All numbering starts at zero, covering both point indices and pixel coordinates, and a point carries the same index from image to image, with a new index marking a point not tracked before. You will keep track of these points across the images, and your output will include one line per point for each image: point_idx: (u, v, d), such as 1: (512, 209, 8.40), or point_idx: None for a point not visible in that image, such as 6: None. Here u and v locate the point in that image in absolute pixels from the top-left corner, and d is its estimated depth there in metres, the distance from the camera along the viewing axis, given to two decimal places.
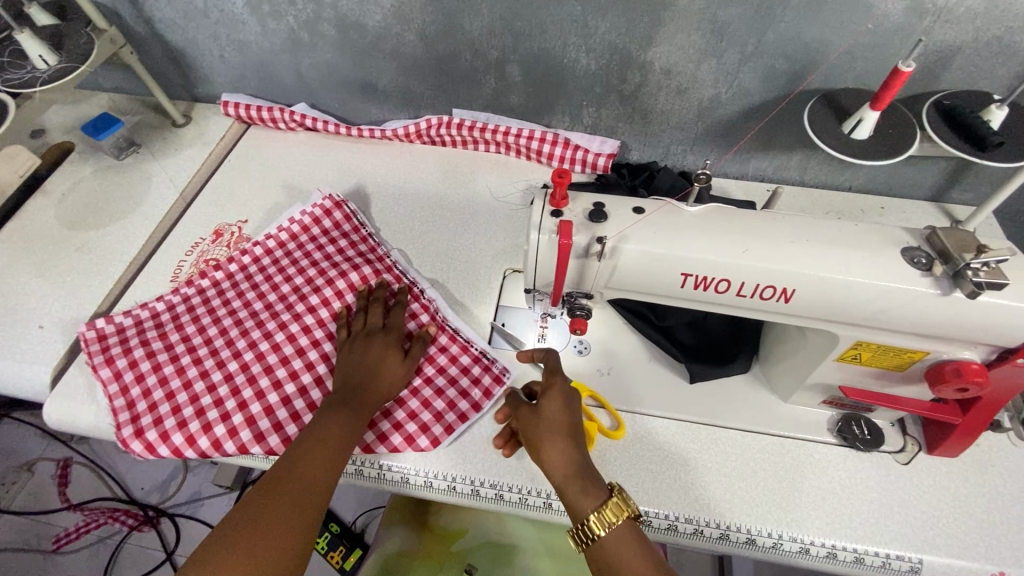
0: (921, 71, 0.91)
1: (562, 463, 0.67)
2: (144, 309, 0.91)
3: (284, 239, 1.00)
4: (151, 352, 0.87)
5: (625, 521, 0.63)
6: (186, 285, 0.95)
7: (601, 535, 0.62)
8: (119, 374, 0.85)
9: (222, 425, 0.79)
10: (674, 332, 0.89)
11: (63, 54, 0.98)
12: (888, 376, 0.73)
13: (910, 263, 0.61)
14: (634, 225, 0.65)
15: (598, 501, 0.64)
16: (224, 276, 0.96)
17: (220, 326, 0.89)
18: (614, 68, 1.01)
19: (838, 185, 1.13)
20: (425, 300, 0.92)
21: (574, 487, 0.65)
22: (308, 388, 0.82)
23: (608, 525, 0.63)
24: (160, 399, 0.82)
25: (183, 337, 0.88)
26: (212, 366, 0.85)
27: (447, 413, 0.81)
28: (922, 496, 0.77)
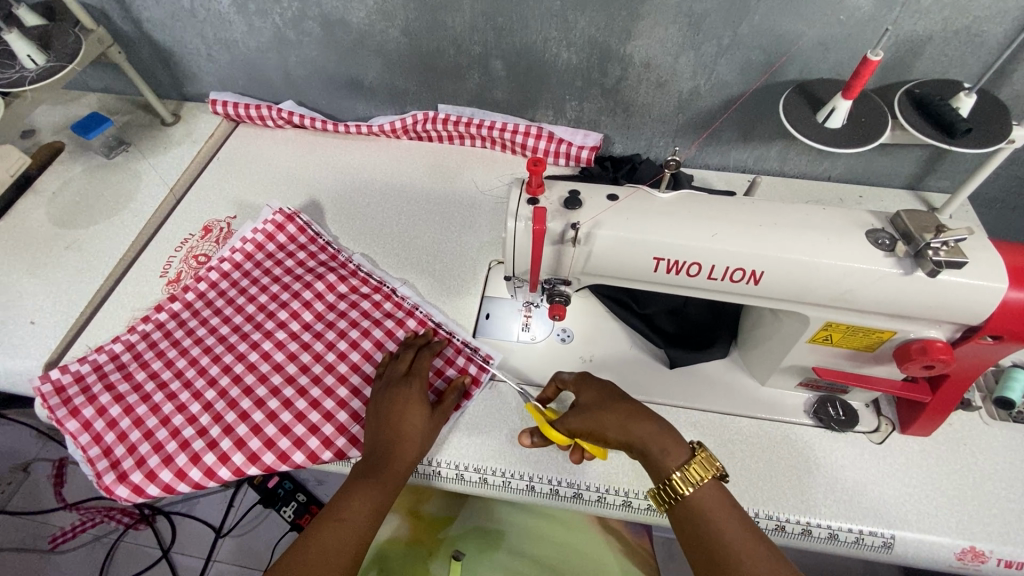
0: (893, 61, 0.93)
1: (637, 422, 0.67)
2: (104, 352, 0.89)
3: (241, 258, 1.01)
4: (118, 393, 0.85)
5: (712, 480, 0.63)
6: (144, 322, 0.93)
7: (686, 493, 0.62)
8: (87, 424, 0.82)
9: (212, 453, 0.78)
10: (654, 319, 0.91)
11: (51, 53, 1.00)
12: (859, 357, 0.75)
13: (874, 244, 0.63)
14: (607, 211, 0.66)
15: (683, 459, 0.64)
16: (183, 306, 0.95)
17: (189, 354, 0.89)
18: (595, 62, 1.03)
19: (817, 175, 1.15)
20: (396, 298, 0.94)
21: (659, 440, 0.66)
22: (292, 400, 0.83)
23: (693, 483, 0.62)
24: (139, 439, 0.80)
25: (151, 371, 0.87)
26: (186, 398, 0.84)
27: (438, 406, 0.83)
28: (895, 474, 0.79)
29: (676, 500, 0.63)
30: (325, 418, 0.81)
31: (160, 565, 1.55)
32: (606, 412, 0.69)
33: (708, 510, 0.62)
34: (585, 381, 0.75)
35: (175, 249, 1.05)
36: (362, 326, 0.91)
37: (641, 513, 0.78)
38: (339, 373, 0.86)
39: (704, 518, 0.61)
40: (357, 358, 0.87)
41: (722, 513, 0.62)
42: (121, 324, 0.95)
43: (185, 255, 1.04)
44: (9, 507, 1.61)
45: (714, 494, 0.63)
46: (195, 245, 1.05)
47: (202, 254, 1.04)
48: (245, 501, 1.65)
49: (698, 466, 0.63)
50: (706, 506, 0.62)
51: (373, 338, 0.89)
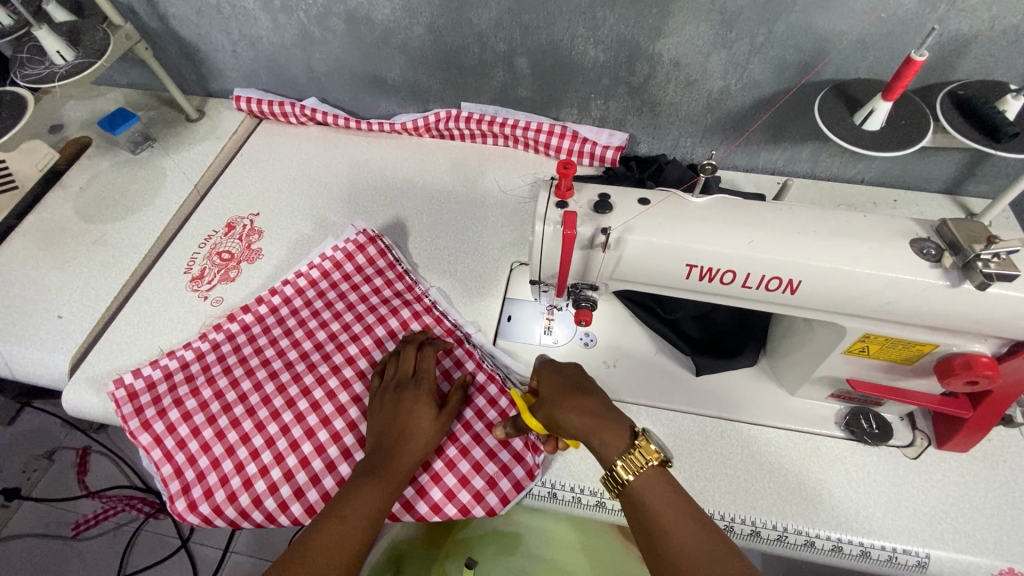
0: (936, 61, 0.90)
1: (582, 416, 0.65)
2: (175, 359, 0.89)
3: (315, 277, 0.97)
4: (186, 409, 0.84)
5: (655, 466, 0.62)
6: (215, 331, 0.92)
7: (629, 480, 0.62)
8: (158, 439, 0.82)
9: (272, 498, 0.77)
10: (680, 325, 0.89)
11: (80, 49, 1.00)
12: (897, 369, 0.73)
13: (919, 254, 0.61)
14: (639, 216, 0.65)
15: (624, 446, 0.63)
16: (254, 321, 0.93)
17: (256, 376, 0.86)
18: (623, 60, 1.01)
19: (850, 178, 1.12)
20: (467, 344, 0.89)
21: (600, 432, 0.64)
22: (352, 450, 0.80)
23: (635, 470, 0.62)
24: (207, 468, 0.79)
25: (218, 390, 0.85)
26: (249, 427, 0.82)
27: (501, 479, 0.77)
28: (931, 491, 0.76)
29: (621, 489, 0.62)
30: None
31: (179, 555, 1.58)
32: (557, 407, 0.66)
33: (649, 499, 0.60)
34: (543, 369, 0.72)
35: (234, 264, 1.02)
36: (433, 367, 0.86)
37: None
38: None
39: (648, 509, 0.60)
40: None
41: (665, 503, 0.60)
42: (147, 320, 0.95)
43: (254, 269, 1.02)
44: (34, 493, 1.65)
45: (657, 479, 0.62)
46: (239, 251, 1.04)
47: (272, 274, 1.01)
48: None
49: (638, 453, 0.62)
50: (649, 495, 0.61)
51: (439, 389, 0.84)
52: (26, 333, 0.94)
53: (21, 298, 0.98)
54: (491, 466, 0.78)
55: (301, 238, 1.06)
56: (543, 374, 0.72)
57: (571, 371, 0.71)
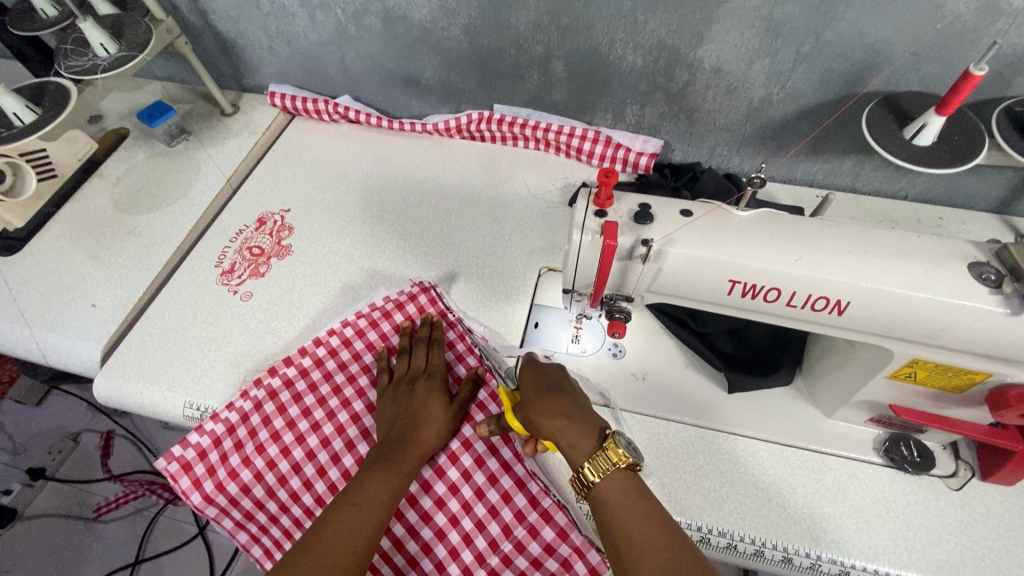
0: (992, 76, 0.86)
1: (551, 418, 0.67)
2: (220, 422, 0.81)
3: (363, 327, 0.91)
4: (236, 466, 0.79)
5: (619, 470, 0.62)
6: (255, 388, 0.83)
7: (595, 483, 0.63)
8: (211, 497, 0.78)
9: None
10: (713, 340, 0.86)
11: (122, 42, 1.01)
12: (943, 397, 0.70)
13: (977, 279, 0.58)
14: (681, 228, 0.63)
15: (591, 449, 0.64)
16: (298, 375, 0.85)
17: (308, 443, 0.81)
18: (662, 65, 0.99)
19: (893, 193, 1.08)
20: None
21: (568, 434, 0.66)
22: (418, 528, 0.76)
23: (602, 474, 0.62)
24: (280, 538, 0.77)
25: (265, 451, 0.80)
26: (302, 492, 0.78)
27: (575, 562, 0.72)
28: (974, 526, 0.72)
29: (587, 489, 0.63)
30: (453, 555, 0.74)
31: (196, 542, 1.60)
32: (528, 408, 0.69)
33: (612, 499, 0.62)
34: (524, 373, 0.75)
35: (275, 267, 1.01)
36: (480, 422, 0.82)
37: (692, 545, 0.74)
38: (463, 499, 0.77)
39: (609, 509, 0.62)
40: (482, 481, 0.78)
41: (625, 502, 0.61)
42: (178, 311, 0.96)
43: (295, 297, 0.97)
44: (58, 475, 1.68)
45: (621, 481, 0.63)
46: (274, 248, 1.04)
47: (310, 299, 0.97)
48: None
49: (605, 456, 0.63)
50: (611, 495, 0.62)
51: (502, 460, 0.79)
52: (61, 320, 0.96)
53: (57, 285, 1.00)
54: (564, 547, 0.73)
55: (330, 238, 1.06)
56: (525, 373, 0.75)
57: (553, 376, 0.74)
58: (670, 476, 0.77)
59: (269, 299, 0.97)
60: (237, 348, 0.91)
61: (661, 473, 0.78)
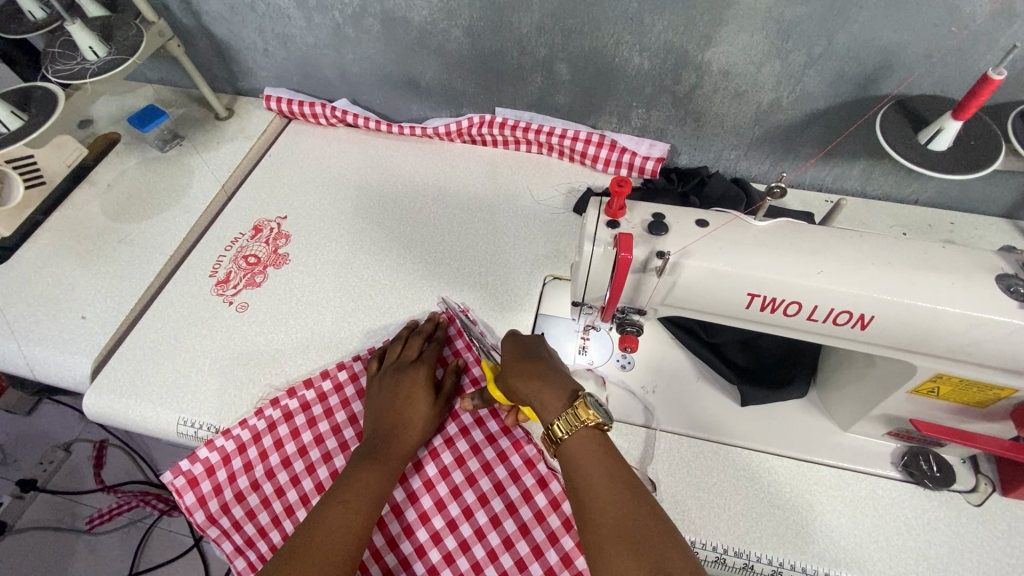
0: (1008, 79, 0.84)
1: (523, 379, 0.67)
2: (231, 439, 0.78)
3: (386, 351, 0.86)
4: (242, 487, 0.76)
5: (588, 428, 0.62)
6: (271, 405, 0.80)
7: (563, 439, 0.62)
8: (213, 517, 0.75)
9: None
10: (725, 351, 0.84)
11: (113, 45, 0.98)
12: (966, 411, 0.68)
13: (1006, 292, 0.56)
14: (697, 240, 0.60)
15: (562, 408, 0.64)
16: (315, 397, 0.82)
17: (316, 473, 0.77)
18: (669, 68, 0.96)
19: (903, 198, 1.06)
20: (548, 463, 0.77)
21: (541, 394, 0.65)
22: None
23: (570, 430, 0.62)
24: None
25: (273, 476, 0.76)
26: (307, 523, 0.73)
27: None
28: (997, 543, 0.70)
29: (556, 446, 0.63)
30: None
31: (191, 555, 1.56)
32: (506, 371, 0.70)
33: (577, 455, 0.61)
34: (508, 340, 0.75)
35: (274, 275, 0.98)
36: (500, 468, 0.76)
37: (708, 565, 0.72)
38: (474, 557, 0.71)
39: (575, 464, 0.61)
40: (496, 543, 0.71)
41: (591, 458, 0.61)
42: (172, 323, 0.93)
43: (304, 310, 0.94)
44: (50, 485, 1.64)
45: (590, 440, 0.62)
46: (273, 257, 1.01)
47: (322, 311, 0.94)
48: None
49: (573, 414, 0.62)
50: (579, 452, 0.61)
51: (518, 518, 0.73)
52: (49, 332, 0.92)
53: (45, 296, 0.97)
54: None
55: (328, 246, 1.03)
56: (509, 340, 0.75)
57: (534, 344, 0.73)
58: (684, 494, 0.75)
59: (266, 310, 0.94)
60: (233, 363, 0.88)
61: (673, 490, 0.75)
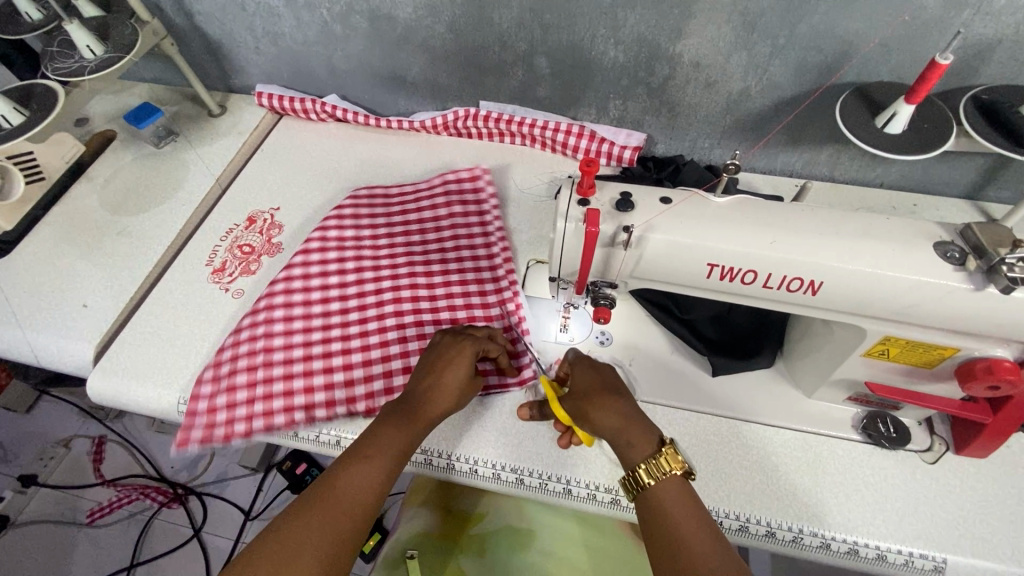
0: (959, 65, 0.89)
1: (607, 414, 0.69)
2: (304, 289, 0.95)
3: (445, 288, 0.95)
4: (252, 377, 0.86)
5: (677, 476, 0.63)
6: (344, 288, 0.96)
7: (649, 485, 0.63)
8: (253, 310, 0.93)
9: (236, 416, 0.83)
10: (697, 325, 0.89)
11: (109, 44, 1.02)
12: (916, 373, 0.73)
13: (943, 257, 0.61)
14: (660, 215, 0.65)
15: (651, 451, 0.65)
16: (368, 299, 0.94)
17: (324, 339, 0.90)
18: (643, 60, 1.01)
19: (869, 181, 1.11)
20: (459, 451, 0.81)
21: (629, 432, 0.67)
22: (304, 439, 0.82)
23: (657, 476, 0.63)
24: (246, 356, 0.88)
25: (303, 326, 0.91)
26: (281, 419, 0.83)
27: None
28: (948, 497, 0.75)
29: (639, 490, 0.64)
30: None
31: (191, 545, 1.60)
32: (587, 401, 0.71)
33: (665, 501, 0.62)
34: (580, 364, 0.77)
35: (345, 230, 1.03)
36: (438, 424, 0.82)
37: None
38: None
39: (661, 509, 0.62)
40: None
41: (679, 505, 0.61)
42: (170, 309, 0.97)
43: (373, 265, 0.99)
44: (50, 481, 1.67)
45: (677, 489, 0.63)
46: (344, 212, 1.06)
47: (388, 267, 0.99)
48: (275, 486, 1.68)
49: (662, 460, 0.63)
50: (664, 497, 0.62)
51: None
52: (52, 320, 0.96)
53: (46, 286, 1.01)
54: None
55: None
56: (582, 366, 0.77)
57: (608, 373, 0.75)
58: None
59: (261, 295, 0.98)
60: None
61: None
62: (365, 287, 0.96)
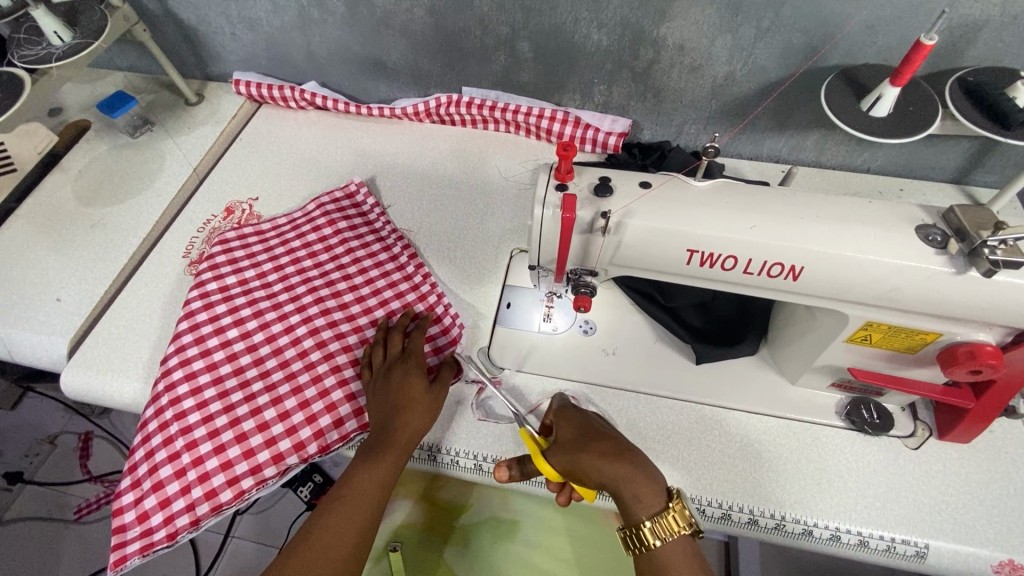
0: (944, 46, 0.88)
1: (614, 464, 0.63)
2: (287, 259, 0.93)
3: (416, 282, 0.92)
4: (199, 341, 0.82)
5: (683, 535, 0.60)
6: (322, 265, 0.93)
7: (655, 545, 0.60)
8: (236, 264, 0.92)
9: (178, 356, 0.80)
10: (680, 313, 0.88)
11: (77, 30, 0.99)
12: (899, 359, 0.72)
13: (924, 240, 0.60)
14: (639, 200, 0.64)
15: (657, 508, 0.60)
16: (340, 277, 0.91)
17: (286, 308, 0.87)
18: (627, 44, 0.99)
19: (855, 167, 1.10)
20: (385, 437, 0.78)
21: (634, 486, 0.61)
22: (228, 394, 0.78)
23: (662, 537, 0.60)
24: (217, 301, 0.87)
25: (275, 291, 0.88)
26: (219, 412, 0.76)
27: (177, 498, 0.71)
28: (931, 482, 0.75)
29: (642, 549, 0.60)
30: (208, 436, 0.74)
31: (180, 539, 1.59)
32: (581, 452, 0.65)
33: (671, 565, 0.59)
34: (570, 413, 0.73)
35: (323, 222, 0.99)
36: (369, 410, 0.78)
37: None
38: (261, 419, 0.76)
39: (665, 573, 0.59)
40: (279, 431, 0.75)
41: (685, 566, 0.59)
42: (146, 302, 0.95)
43: (346, 262, 0.93)
44: (37, 477, 1.66)
45: (681, 546, 0.60)
46: (325, 205, 1.02)
47: (360, 265, 0.93)
48: None
49: (669, 519, 0.60)
50: (671, 560, 0.59)
51: (315, 424, 0.77)
52: (25, 315, 0.94)
53: (20, 280, 0.98)
54: (211, 460, 0.73)
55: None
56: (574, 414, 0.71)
57: (598, 424, 0.71)
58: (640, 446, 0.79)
59: None
60: None
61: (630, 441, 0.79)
62: (342, 268, 0.93)
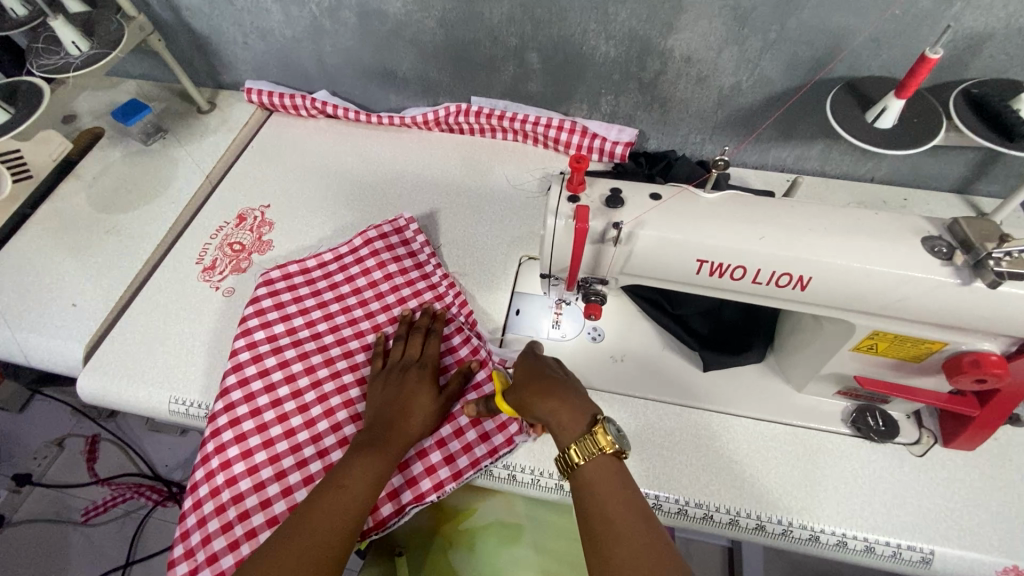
0: (948, 59, 0.89)
1: (540, 400, 0.68)
2: (331, 293, 0.93)
3: (461, 324, 0.90)
4: (245, 383, 0.82)
5: (605, 456, 0.62)
6: (367, 302, 0.92)
7: (578, 466, 0.63)
8: (280, 298, 0.91)
9: (223, 400, 0.81)
10: (688, 321, 0.89)
11: (95, 40, 1.01)
12: (904, 367, 0.73)
13: (930, 251, 0.61)
14: (651, 211, 0.65)
15: (580, 432, 0.64)
16: (386, 318, 0.91)
17: (331, 350, 0.87)
18: (635, 55, 1.01)
19: (860, 176, 1.11)
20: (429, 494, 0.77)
21: (559, 416, 0.66)
22: (274, 442, 0.78)
23: (586, 457, 0.62)
24: (261, 339, 0.86)
25: (320, 331, 0.89)
26: (264, 464, 0.77)
27: (224, 555, 0.72)
28: (936, 489, 0.76)
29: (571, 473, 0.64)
30: (255, 488, 0.75)
31: None
32: (520, 391, 0.70)
33: (592, 484, 0.62)
34: (523, 355, 0.77)
35: (366, 253, 0.97)
36: (416, 466, 0.78)
37: (671, 517, 0.76)
38: (307, 471, 0.77)
39: (590, 492, 0.62)
40: None
41: (606, 483, 0.62)
42: (161, 309, 0.96)
43: (391, 301, 0.93)
44: (44, 479, 1.66)
45: (605, 467, 0.62)
46: (372, 238, 0.99)
47: (405, 304, 0.92)
48: None
49: (590, 440, 0.63)
50: (593, 478, 0.62)
51: None
52: (41, 319, 0.96)
53: (35, 285, 1.00)
54: (258, 517, 0.74)
55: (324, 233, 1.06)
56: (523, 360, 0.75)
57: (549, 363, 0.74)
58: (648, 452, 0.80)
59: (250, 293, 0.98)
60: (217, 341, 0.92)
61: (637, 450, 0.80)
62: (386, 306, 0.92)
